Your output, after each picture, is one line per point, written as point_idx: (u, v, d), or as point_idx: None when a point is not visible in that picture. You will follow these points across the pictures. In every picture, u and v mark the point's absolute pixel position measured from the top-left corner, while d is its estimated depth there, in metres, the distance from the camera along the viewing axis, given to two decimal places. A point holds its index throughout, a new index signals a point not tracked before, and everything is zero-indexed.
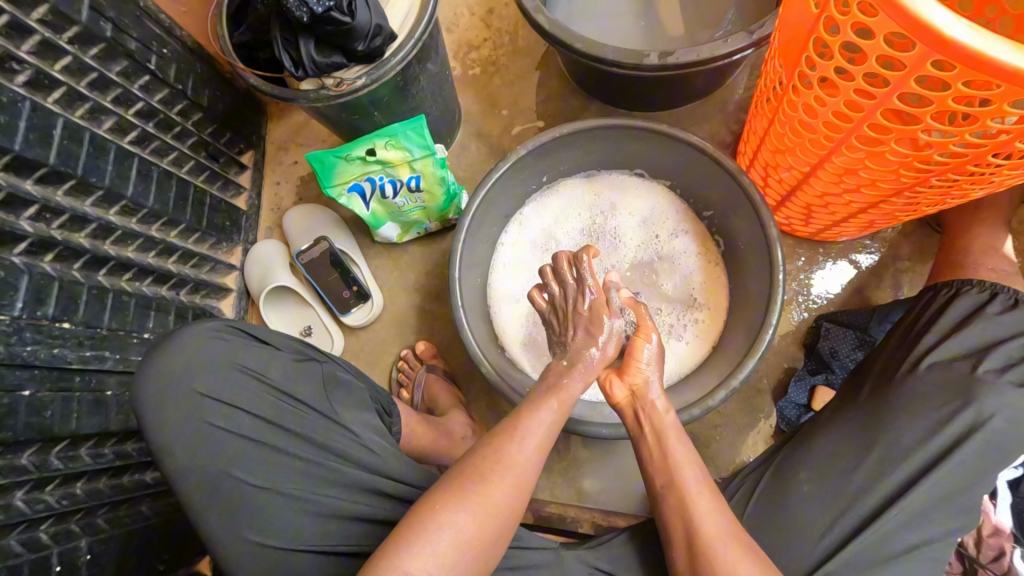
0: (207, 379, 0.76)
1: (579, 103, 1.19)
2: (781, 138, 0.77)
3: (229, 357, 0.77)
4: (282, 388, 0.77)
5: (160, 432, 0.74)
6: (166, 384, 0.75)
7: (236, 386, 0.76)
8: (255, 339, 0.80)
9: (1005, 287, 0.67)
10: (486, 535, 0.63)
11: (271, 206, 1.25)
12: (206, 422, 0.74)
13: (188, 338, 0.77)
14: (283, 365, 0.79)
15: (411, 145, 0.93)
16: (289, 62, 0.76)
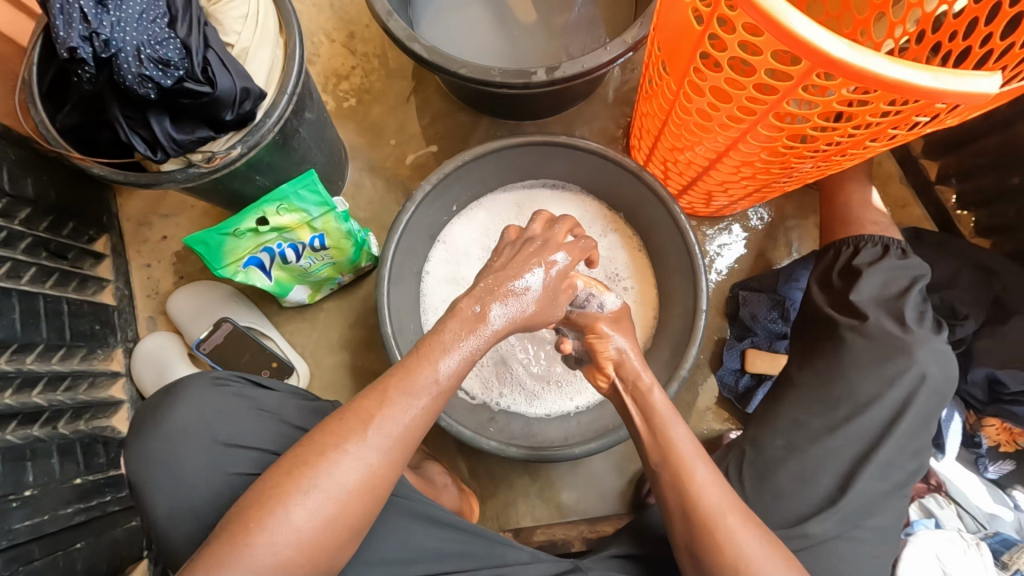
0: (231, 424, 0.66)
1: (468, 119, 1.16)
2: (678, 136, 0.80)
3: (247, 402, 0.68)
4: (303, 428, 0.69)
5: (177, 498, 0.63)
6: (176, 442, 0.65)
7: (252, 425, 0.67)
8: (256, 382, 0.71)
9: (892, 240, 0.78)
10: (338, 523, 0.53)
11: (147, 293, 1.08)
12: (232, 471, 0.64)
13: (204, 387, 0.68)
14: (303, 408, 0.71)
15: (306, 204, 0.84)
16: (142, 145, 0.65)
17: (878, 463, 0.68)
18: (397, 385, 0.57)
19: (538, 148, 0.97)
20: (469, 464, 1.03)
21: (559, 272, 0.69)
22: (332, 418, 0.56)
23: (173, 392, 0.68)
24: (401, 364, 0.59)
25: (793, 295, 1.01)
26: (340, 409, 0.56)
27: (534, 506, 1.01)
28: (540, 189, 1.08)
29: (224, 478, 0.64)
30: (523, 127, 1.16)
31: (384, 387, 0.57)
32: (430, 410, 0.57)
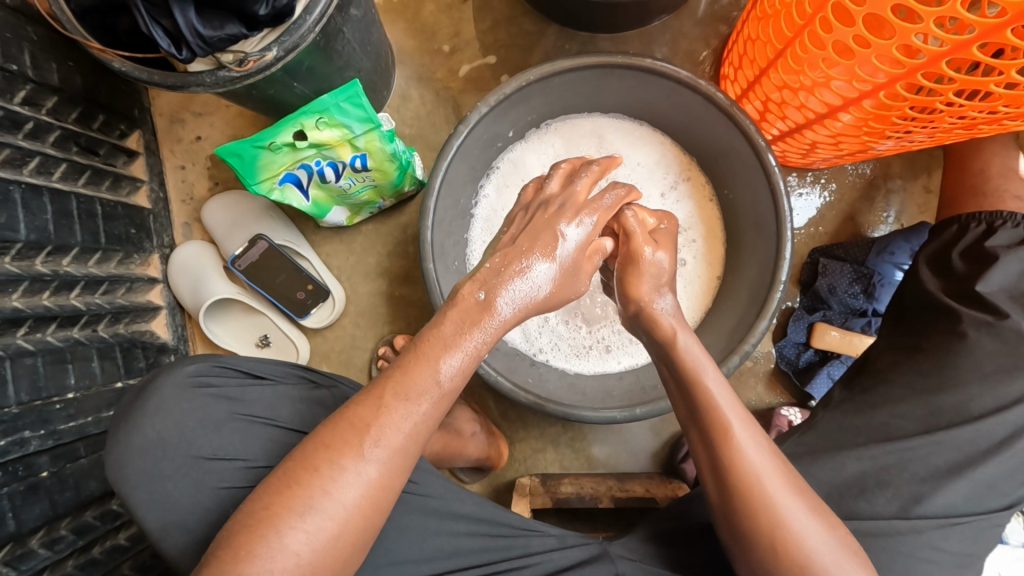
0: (212, 436, 0.63)
1: (534, 25, 1.00)
2: (793, 75, 0.66)
3: (222, 406, 0.64)
4: (291, 429, 0.65)
5: (162, 515, 0.61)
6: (155, 454, 0.62)
7: (232, 434, 0.63)
8: (242, 375, 0.67)
9: None
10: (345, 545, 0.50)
11: (182, 197, 1.03)
12: (219, 488, 0.62)
13: (177, 393, 0.64)
14: (294, 405, 0.67)
15: (348, 119, 0.75)
16: (165, 41, 0.56)
17: (960, 478, 0.61)
18: (393, 390, 0.52)
19: (614, 73, 0.83)
20: (501, 406, 1.00)
21: (572, 248, 0.60)
22: (325, 428, 0.52)
23: (145, 398, 0.64)
24: (398, 364, 0.54)
25: (885, 269, 0.89)
26: (333, 416, 0.53)
27: (564, 455, 0.99)
28: (602, 122, 0.96)
29: (211, 494, 0.61)
30: (597, 42, 0.99)
31: (379, 392, 0.52)
32: (431, 415, 0.53)
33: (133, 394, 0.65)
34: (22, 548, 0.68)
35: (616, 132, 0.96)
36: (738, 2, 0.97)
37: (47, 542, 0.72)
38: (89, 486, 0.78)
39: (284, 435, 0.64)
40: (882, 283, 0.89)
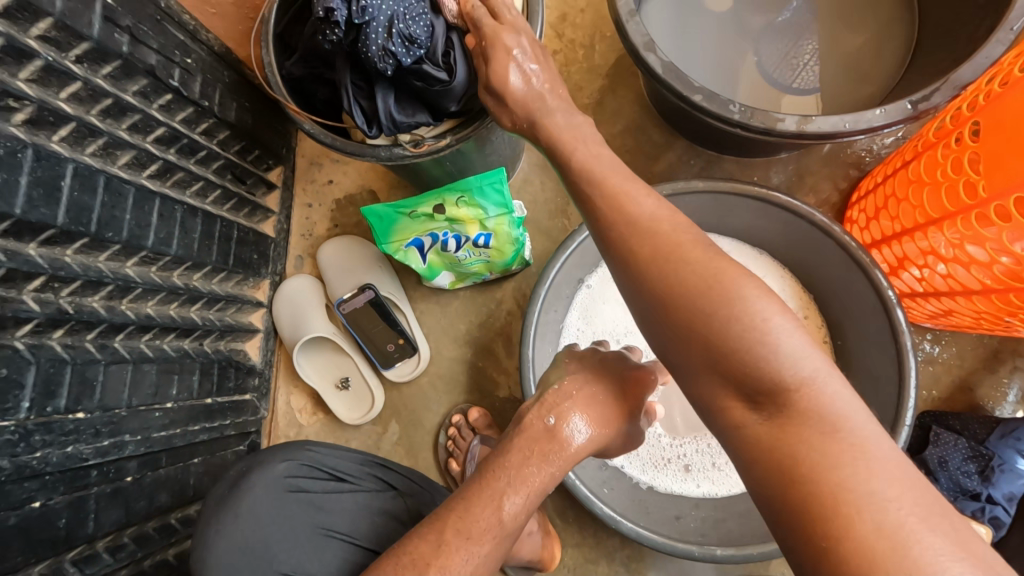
0: (292, 547, 0.64)
1: (662, 136, 1.04)
2: (946, 246, 0.65)
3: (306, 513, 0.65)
4: (369, 546, 0.66)
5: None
6: (238, 565, 0.62)
7: (314, 544, 0.64)
8: (329, 478, 0.69)
9: None
10: None
11: (302, 232, 1.10)
12: None
13: (264, 500, 0.65)
14: (372, 516, 0.68)
15: (486, 202, 0.79)
16: (360, 117, 0.61)
17: None
18: (455, 525, 0.53)
19: (745, 203, 0.84)
20: (560, 503, 0.96)
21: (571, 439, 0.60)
22: (384, 562, 0.53)
23: (236, 499, 0.64)
24: (460, 498, 0.55)
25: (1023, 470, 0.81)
26: (393, 552, 0.54)
27: (616, 572, 0.93)
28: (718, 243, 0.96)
29: None
30: (721, 163, 1.02)
31: (440, 528, 0.53)
32: (492, 555, 0.53)
33: (223, 488, 0.66)
34: (90, 549, 0.69)
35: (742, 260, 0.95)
36: (872, 150, 0.98)
37: (112, 548, 0.73)
38: (159, 496, 0.80)
39: (363, 551, 0.65)
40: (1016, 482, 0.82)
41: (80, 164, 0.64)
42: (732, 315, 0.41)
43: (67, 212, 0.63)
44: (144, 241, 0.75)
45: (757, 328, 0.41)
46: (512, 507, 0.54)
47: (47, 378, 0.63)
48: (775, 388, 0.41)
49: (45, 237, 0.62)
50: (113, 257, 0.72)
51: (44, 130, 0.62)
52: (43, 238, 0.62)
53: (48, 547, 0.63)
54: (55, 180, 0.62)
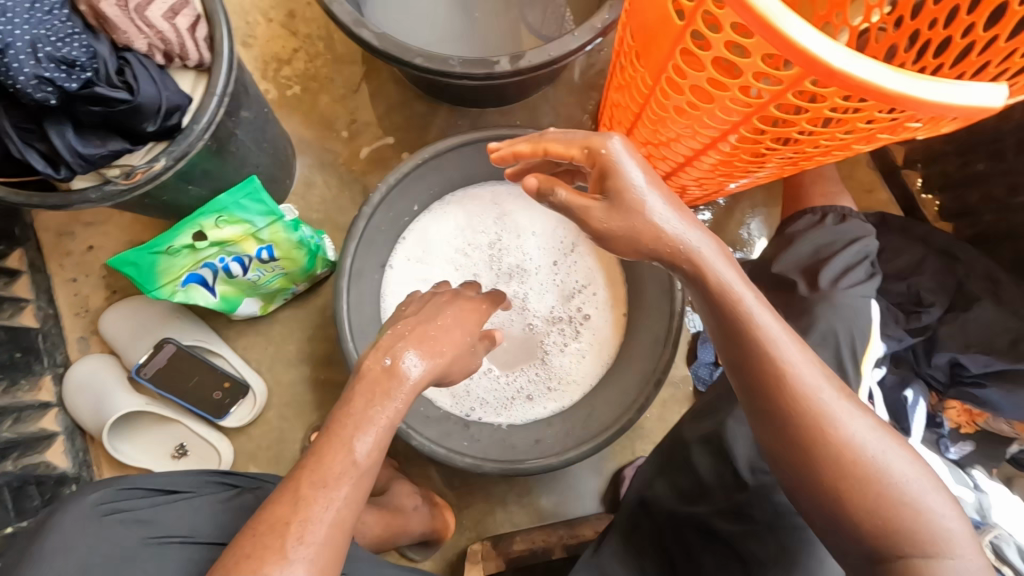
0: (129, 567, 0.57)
1: (426, 105, 1.07)
2: (654, 131, 0.76)
3: (136, 530, 0.60)
4: (220, 539, 0.62)
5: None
6: None
7: (150, 557, 0.59)
8: (158, 491, 0.65)
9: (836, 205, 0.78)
10: None
11: (75, 311, 0.97)
12: None
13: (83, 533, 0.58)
14: (217, 513, 0.65)
15: (250, 214, 0.76)
16: (41, 162, 0.55)
17: None
18: (308, 480, 0.55)
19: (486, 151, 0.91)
20: (444, 474, 0.99)
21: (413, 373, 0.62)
22: (241, 540, 0.54)
23: (42, 539, 0.57)
24: (310, 455, 0.57)
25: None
26: (248, 526, 0.55)
27: (513, 512, 0.99)
28: (497, 190, 1.01)
29: None
30: (486, 116, 1.08)
31: (295, 487, 0.55)
32: (354, 497, 0.56)
33: (25, 538, 0.58)
34: None
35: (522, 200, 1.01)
36: (605, 71, 1.10)
37: None
38: None
39: (212, 542, 0.61)
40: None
41: None
42: (792, 384, 0.50)
43: None
44: None
45: (765, 342, 0.50)
46: (367, 454, 0.57)
47: None
48: (812, 414, 0.50)
49: None
50: None
51: None
52: None
53: None
54: None
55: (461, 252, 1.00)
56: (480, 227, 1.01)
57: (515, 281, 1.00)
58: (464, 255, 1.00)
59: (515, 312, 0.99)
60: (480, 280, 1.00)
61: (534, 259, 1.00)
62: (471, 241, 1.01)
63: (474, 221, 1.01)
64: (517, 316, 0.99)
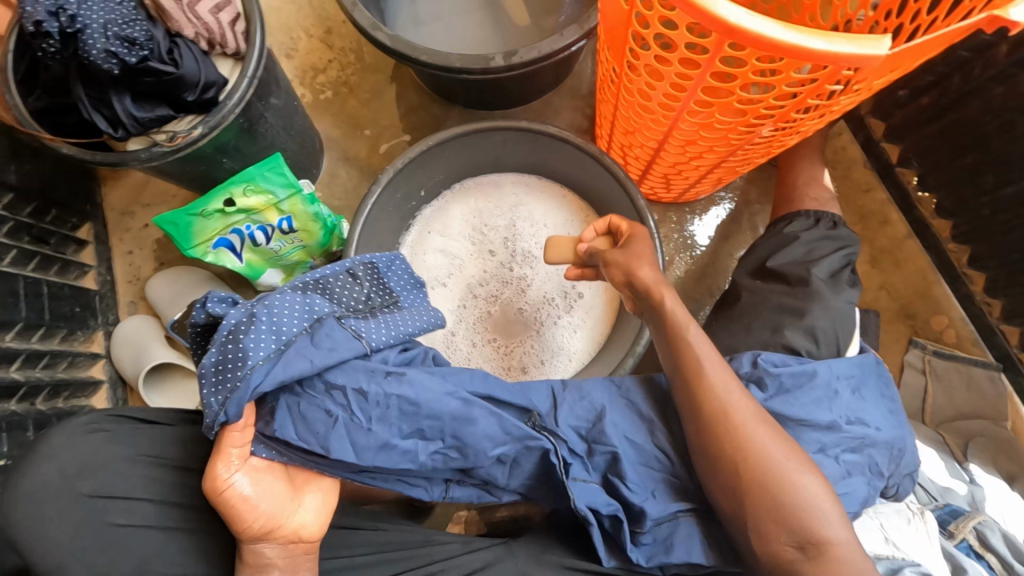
0: (92, 474, 0.63)
1: (440, 109, 1.19)
2: (628, 120, 0.83)
3: (104, 456, 0.64)
4: (181, 464, 0.67)
5: (41, 540, 0.60)
6: (40, 505, 0.61)
7: (123, 477, 0.64)
8: (133, 420, 0.68)
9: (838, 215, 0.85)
10: None
11: (128, 278, 1.12)
12: (109, 523, 0.62)
13: (72, 436, 0.64)
14: (183, 443, 0.68)
15: (272, 186, 0.88)
16: (104, 123, 0.69)
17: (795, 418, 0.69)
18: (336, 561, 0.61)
19: (500, 133, 0.99)
20: None
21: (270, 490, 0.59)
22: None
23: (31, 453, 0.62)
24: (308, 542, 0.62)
25: (240, 378, 0.57)
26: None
27: None
28: (503, 180, 1.10)
29: (100, 531, 0.62)
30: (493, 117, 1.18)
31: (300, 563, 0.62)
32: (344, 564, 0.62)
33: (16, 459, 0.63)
34: None
35: (532, 190, 1.10)
36: None
37: None
38: None
39: (174, 470, 0.67)
40: (317, 320, 0.63)
41: None
42: (759, 462, 0.61)
43: None
44: None
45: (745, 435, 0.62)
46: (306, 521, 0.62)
47: None
48: (771, 475, 0.60)
49: None
50: None
51: None
52: None
53: None
54: None
55: (476, 231, 1.08)
56: (488, 213, 1.09)
57: (524, 264, 1.06)
58: (474, 236, 1.08)
59: (513, 290, 1.05)
60: (490, 256, 1.07)
61: (537, 250, 1.06)
62: (481, 225, 1.08)
63: (486, 207, 1.09)
64: (514, 295, 1.05)
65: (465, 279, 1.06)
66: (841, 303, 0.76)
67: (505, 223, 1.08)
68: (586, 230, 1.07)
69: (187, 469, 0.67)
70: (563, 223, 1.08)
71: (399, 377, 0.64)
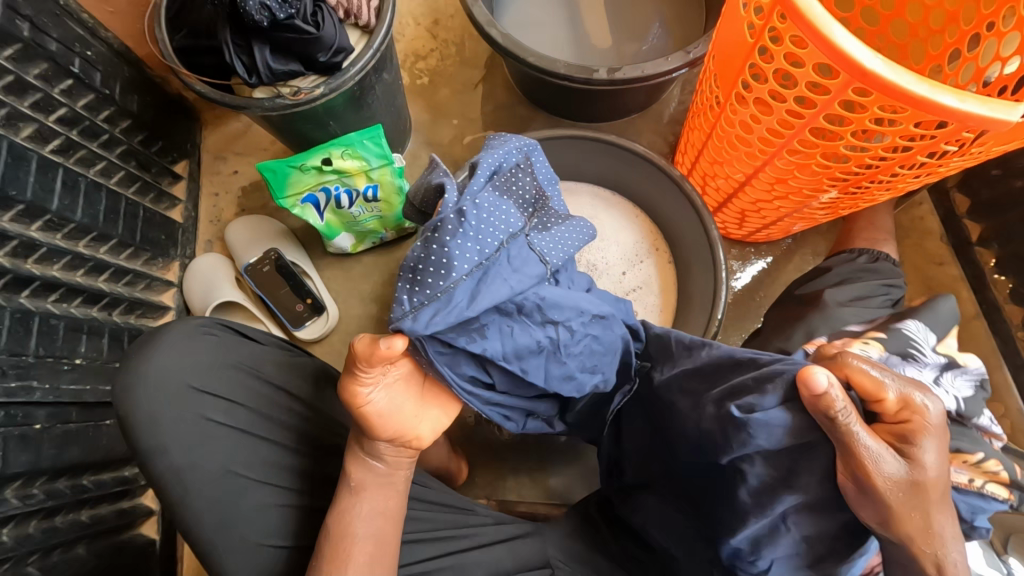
0: (199, 372, 0.67)
1: (528, 112, 1.23)
2: (719, 150, 0.85)
3: (218, 357, 0.69)
4: (276, 384, 0.71)
5: (147, 420, 0.65)
6: (153, 386, 0.65)
7: (227, 380, 0.68)
8: (239, 333, 0.72)
9: (869, 250, 0.88)
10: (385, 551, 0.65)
11: (210, 219, 1.19)
12: (206, 418, 0.66)
13: (191, 333, 0.68)
14: (278, 364, 0.73)
15: (368, 154, 0.92)
16: (241, 69, 0.74)
17: None
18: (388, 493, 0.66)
19: (590, 145, 1.02)
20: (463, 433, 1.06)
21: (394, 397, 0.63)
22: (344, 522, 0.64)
23: (152, 339, 0.67)
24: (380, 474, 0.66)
25: (446, 293, 0.53)
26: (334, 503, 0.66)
27: (523, 484, 1.02)
28: (574, 189, 1.13)
29: (198, 423, 0.66)
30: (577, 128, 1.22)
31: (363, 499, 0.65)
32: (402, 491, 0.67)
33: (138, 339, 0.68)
34: None
35: (604, 204, 1.12)
36: None
37: (20, 495, 0.75)
38: (70, 450, 0.83)
39: (271, 386, 0.71)
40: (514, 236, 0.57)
41: None
42: None
43: None
44: (49, 205, 0.82)
45: None
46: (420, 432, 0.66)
47: None
48: None
49: None
50: (17, 218, 0.79)
51: None
52: None
53: None
54: None
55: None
56: None
57: None
58: None
59: None
60: None
61: (597, 263, 1.09)
62: None
63: None
64: None
65: None
66: (846, 314, 0.76)
67: None
68: (652, 253, 1.09)
69: (277, 388, 0.71)
70: (627, 241, 1.10)
71: (600, 318, 0.65)
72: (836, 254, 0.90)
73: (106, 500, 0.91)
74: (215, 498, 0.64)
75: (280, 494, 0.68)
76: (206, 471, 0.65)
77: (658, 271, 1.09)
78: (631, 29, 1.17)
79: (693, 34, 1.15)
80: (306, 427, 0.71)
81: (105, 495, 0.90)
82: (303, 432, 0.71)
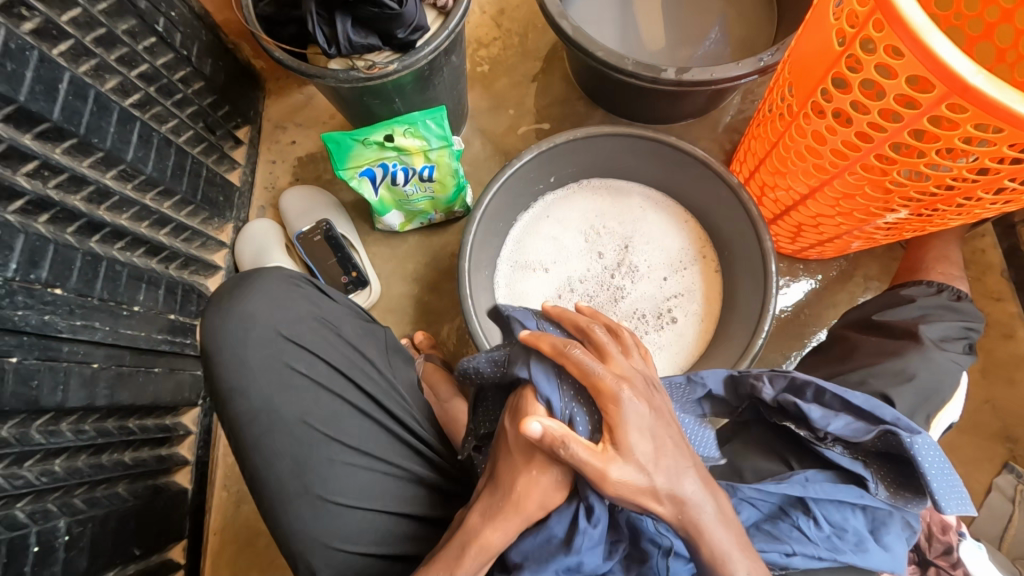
0: (288, 319, 0.73)
1: (584, 108, 1.23)
2: (783, 160, 0.84)
3: (304, 310, 0.74)
4: (350, 344, 0.76)
5: (236, 359, 0.71)
6: (246, 327, 0.71)
7: (309, 331, 0.73)
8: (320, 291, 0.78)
9: (947, 285, 0.86)
10: None
11: (265, 185, 1.22)
12: (290, 364, 0.71)
13: (285, 283, 0.75)
14: (354, 326, 0.78)
15: (429, 134, 0.93)
16: (322, 39, 0.76)
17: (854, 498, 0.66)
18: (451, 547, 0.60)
19: (648, 145, 1.01)
20: None
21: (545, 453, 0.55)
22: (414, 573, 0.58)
23: (248, 284, 0.74)
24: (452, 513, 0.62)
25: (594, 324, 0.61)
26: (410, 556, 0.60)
27: None
28: (626, 188, 1.12)
29: (282, 367, 0.70)
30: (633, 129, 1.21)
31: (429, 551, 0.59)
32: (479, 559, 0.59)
33: (237, 284, 0.76)
34: (54, 425, 0.76)
35: (656, 206, 1.12)
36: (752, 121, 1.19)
37: (74, 429, 0.79)
38: (123, 392, 0.87)
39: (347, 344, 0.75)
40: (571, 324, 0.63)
41: (75, 73, 0.75)
42: None
43: (61, 110, 0.74)
44: (124, 156, 0.85)
45: None
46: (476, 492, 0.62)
47: (33, 249, 0.71)
48: None
49: (40, 130, 0.72)
50: (95, 165, 0.82)
51: (46, 42, 0.73)
52: (38, 131, 0.72)
53: (26, 404, 0.71)
54: (54, 81, 0.72)
55: (590, 228, 1.10)
56: (602, 216, 1.11)
57: (623, 273, 1.08)
58: (585, 234, 1.10)
59: (604, 294, 1.07)
60: (597, 258, 1.09)
61: (641, 266, 1.08)
62: (594, 227, 1.10)
63: (602, 211, 1.11)
64: (605, 299, 1.07)
65: (568, 271, 1.09)
66: (945, 362, 0.75)
67: (618, 232, 1.10)
68: (699, 260, 1.09)
69: (354, 347, 0.76)
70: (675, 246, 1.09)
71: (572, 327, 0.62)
72: (912, 283, 0.88)
73: (147, 444, 0.94)
74: (290, 442, 0.68)
75: (349, 452, 0.69)
76: (284, 416, 0.69)
77: (704, 279, 1.08)
78: (691, 33, 1.16)
79: (752, 49, 1.14)
80: (375, 388, 0.74)
81: (147, 439, 0.93)
82: (371, 393, 0.73)
